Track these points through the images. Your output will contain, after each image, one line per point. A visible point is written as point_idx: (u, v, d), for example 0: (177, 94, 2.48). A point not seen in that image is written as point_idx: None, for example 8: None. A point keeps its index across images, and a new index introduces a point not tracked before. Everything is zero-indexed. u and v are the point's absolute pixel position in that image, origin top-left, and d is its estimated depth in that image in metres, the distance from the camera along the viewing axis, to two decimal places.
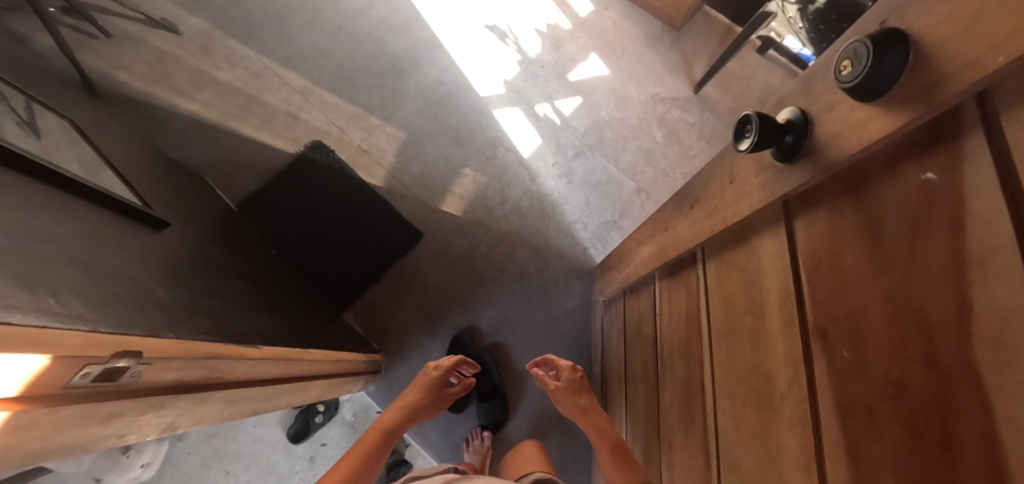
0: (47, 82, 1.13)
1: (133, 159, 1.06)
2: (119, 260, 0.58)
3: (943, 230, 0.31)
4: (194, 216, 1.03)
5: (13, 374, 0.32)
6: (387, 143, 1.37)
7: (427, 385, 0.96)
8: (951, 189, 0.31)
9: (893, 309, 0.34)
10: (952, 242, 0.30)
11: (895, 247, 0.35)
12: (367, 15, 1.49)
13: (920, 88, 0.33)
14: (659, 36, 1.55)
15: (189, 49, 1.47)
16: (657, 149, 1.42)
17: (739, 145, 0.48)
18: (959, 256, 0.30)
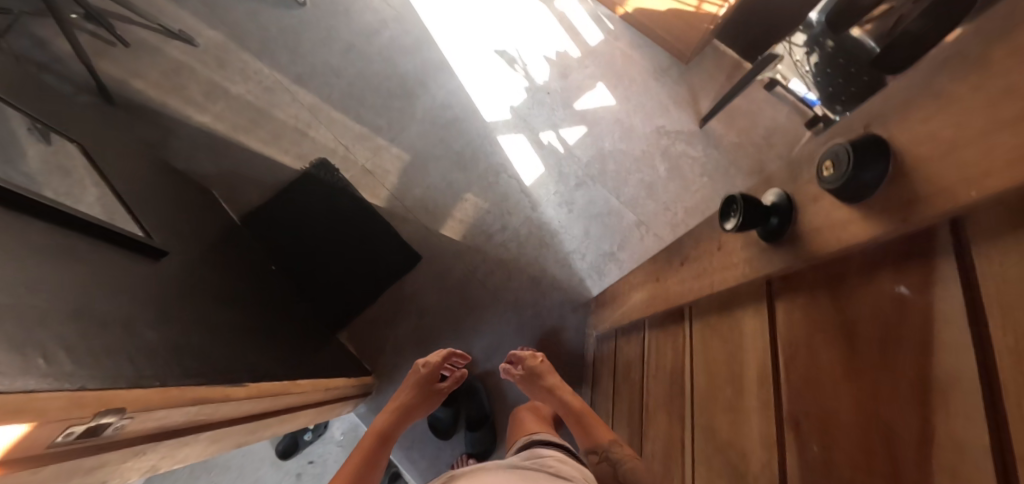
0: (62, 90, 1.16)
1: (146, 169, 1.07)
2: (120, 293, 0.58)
3: (910, 352, 0.31)
4: (202, 229, 1.03)
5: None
6: (392, 164, 1.39)
7: (415, 381, 0.96)
8: (920, 307, 0.31)
9: (862, 415, 0.34)
10: (920, 362, 0.30)
11: (868, 353, 0.35)
12: (380, 35, 1.52)
13: (896, 202, 0.33)
14: (667, 68, 1.56)
15: (204, 60, 1.50)
16: (658, 183, 1.43)
17: (726, 224, 0.48)
18: (925, 378, 0.30)
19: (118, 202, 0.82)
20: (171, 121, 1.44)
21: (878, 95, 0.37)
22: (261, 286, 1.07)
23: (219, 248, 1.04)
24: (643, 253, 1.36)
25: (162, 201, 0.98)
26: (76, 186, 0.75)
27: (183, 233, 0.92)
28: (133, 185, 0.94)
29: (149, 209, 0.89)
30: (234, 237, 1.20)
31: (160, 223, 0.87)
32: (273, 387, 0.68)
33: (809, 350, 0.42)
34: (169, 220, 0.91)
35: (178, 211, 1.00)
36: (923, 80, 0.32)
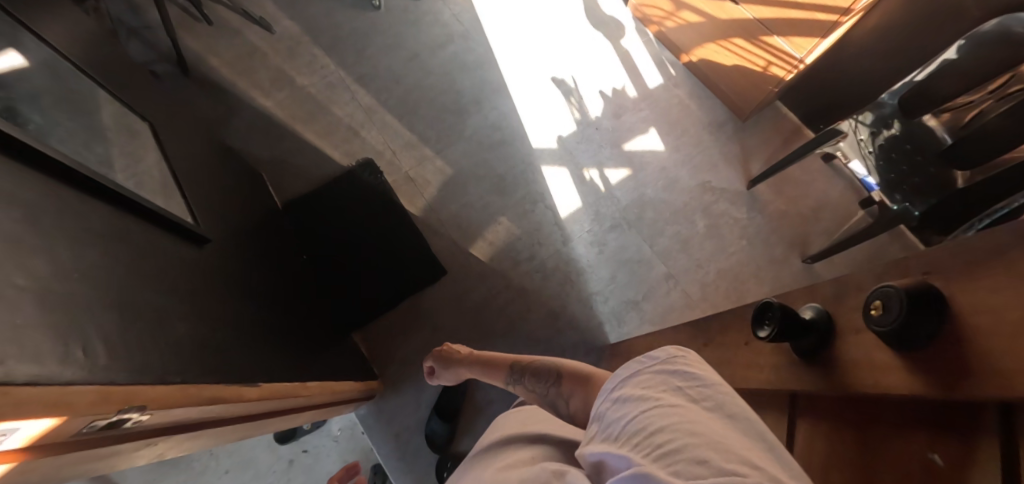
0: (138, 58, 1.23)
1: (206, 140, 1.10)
2: (166, 272, 0.60)
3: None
4: (246, 210, 1.06)
5: (20, 434, 0.31)
6: (433, 176, 1.42)
7: None
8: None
9: None
10: None
11: None
12: (444, 49, 1.58)
13: (952, 364, 0.31)
14: (723, 122, 1.56)
15: (277, 47, 1.59)
16: (695, 238, 1.41)
17: (759, 331, 0.47)
18: None
19: (178, 173, 0.83)
20: (237, 102, 1.50)
21: (946, 247, 0.35)
22: (287, 275, 1.09)
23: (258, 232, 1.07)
24: (667, 305, 1.34)
25: (215, 176, 1.00)
26: (140, 151, 0.77)
27: (228, 210, 0.94)
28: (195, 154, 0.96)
29: (204, 185, 0.90)
30: (274, 223, 1.24)
31: (210, 201, 0.88)
32: (286, 388, 0.71)
33: (828, 482, 0.39)
34: (218, 197, 0.93)
35: (230, 190, 1.03)
36: (994, 248, 0.31)
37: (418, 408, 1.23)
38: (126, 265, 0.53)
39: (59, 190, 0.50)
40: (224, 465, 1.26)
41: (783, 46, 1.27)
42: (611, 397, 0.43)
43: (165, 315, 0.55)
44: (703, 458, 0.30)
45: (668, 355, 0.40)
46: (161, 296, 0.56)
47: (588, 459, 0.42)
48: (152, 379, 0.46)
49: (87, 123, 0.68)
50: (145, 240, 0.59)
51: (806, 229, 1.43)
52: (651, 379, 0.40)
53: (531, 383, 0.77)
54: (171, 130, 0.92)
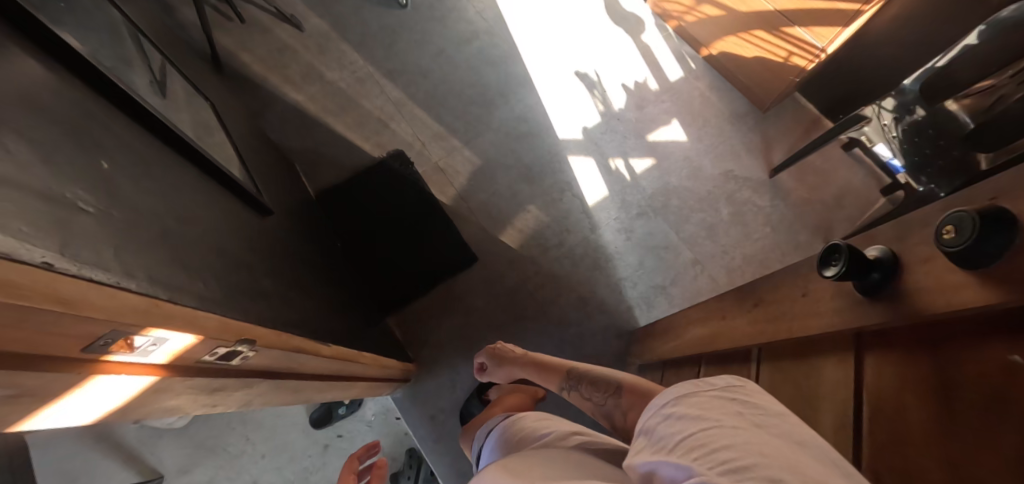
0: (178, 53, 1.28)
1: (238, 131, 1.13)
2: (243, 234, 0.62)
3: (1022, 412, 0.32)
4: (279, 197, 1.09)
5: (165, 347, 0.34)
6: (463, 166, 1.45)
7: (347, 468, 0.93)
8: None
9: (951, 472, 0.36)
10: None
11: (967, 414, 0.36)
12: (470, 44, 1.62)
13: (1018, 272, 0.34)
14: (744, 114, 1.59)
15: (307, 44, 1.63)
16: (720, 226, 1.43)
17: (825, 271, 0.49)
18: None
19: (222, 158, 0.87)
20: (270, 97, 1.55)
21: (1012, 172, 0.38)
22: (326, 260, 1.13)
23: (297, 220, 1.11)
24: (695, 291, 1.36)
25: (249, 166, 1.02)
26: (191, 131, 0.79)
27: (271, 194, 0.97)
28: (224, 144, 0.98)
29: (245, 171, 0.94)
30: (312, 213, 1.29)
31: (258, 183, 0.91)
32: (349, 352, 0.74)
33: (907, 404, 0.42)
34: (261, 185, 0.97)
35: (264, 180, 1.06)
36: None
37: (453, 390, 1.27)
38: (215, 220, 0.56)
39: (154, 150, 0.53)
40: (260, 448, 1.27)
41: (805, 36, 1.30)
42: (663, 412, 0.47)
43: (248, 269, 0.57)
44: (773, 477, 0.33)
45: (729, 385, 0.45)
46: (244, 252, 0.59)
47: (636, 470, 0.44)
48: (254, 320, 0.49)
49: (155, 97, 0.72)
50: (223, 202, 0.62)
51: (829, 216, 1.46)
52: (708, 400, 0.44)
53: (588, 391, 0.81)
54: (199, 123, 0.93)
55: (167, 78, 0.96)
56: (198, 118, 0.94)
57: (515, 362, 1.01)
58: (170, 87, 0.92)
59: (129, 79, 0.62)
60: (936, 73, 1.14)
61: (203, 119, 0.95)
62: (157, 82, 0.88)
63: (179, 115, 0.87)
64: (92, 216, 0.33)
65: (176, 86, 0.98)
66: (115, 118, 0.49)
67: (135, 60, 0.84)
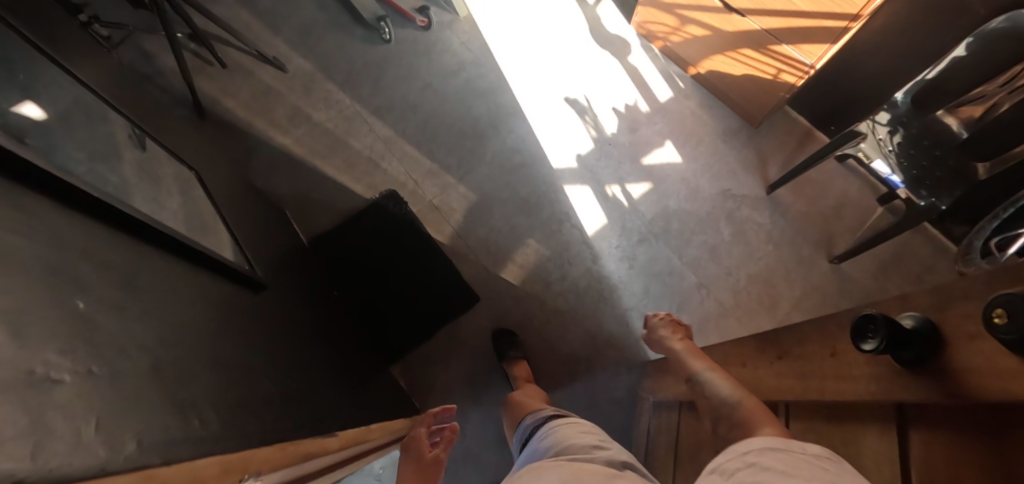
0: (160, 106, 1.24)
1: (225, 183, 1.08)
2: (235, 326, 0.58)
3: None
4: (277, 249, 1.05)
5: None
6: (458, 202, 1.42)
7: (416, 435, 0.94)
8: None
9: None
10: None
11: None
12: (457, 76, 1.61)
13: None
14: (736, 130, 1.59)
15: (291, 86, 1.61)
16: (722, 246, 1.41)
17: (861, 344, 0.46)
18: None
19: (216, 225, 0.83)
20: (255, 142, 1.51)
21: None
22: (325, 313, 1.09)
23: (295, 271, 1.07)
24: (702, 316, 1.34)
25: (245, 221, 0.99)
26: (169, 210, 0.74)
27: (265, 254, 0.94)
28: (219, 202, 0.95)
29: (243, 234, 0.90)
30: (307, 262, 1.25)
31: (252, 248, 0.88)
32: (357, 434, 0.69)
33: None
34: (258, 244, 0.94)
35: (261, 234, 1.03)
36: None
37: (463, 438, 1.23)
38: (209, 321, 0.52)
39: (144, 251, 0.49)
40: None
41: (794, 54, 1.32)
42: (748, 460, 0.45)
43: (240, 371, 0.53)
44: None
45: (819, 454, 0.43)
46: (235, 350, 0.55)
47: None
48: (250, 441, 0.45)
49: (122, 185, 0.66)
50: (217, 293, 0.59)
51: (828, 230, 1.46)
52: (800, 463, 0.42)
53: (710, 390, 0.71)
54: (189, 185, 0.90)
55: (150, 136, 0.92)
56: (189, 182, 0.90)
57: (666, 341, 0.94)
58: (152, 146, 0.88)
59: (93, 170, 0.57)
60: (926, 84, 1.14)
61: (193, 180, 0.92)
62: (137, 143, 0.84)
63: (164, 177, 0.83)
64: (70, 383, 0.29)
65: (157, 149, 0.94)
66: (99, 225, 0.45)
67: (112, 123, 0.80)
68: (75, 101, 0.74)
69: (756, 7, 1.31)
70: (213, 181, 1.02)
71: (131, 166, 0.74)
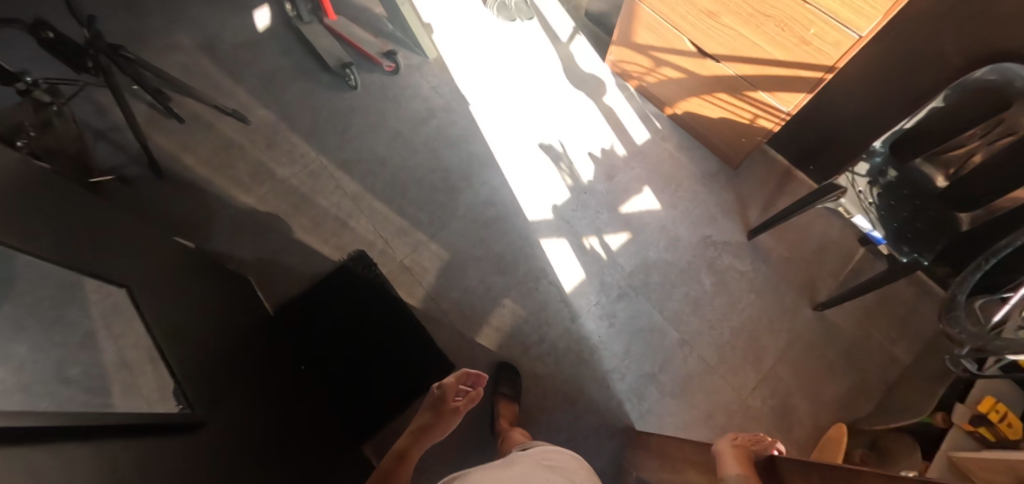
0: None
1: (176, 262, 1.00)
2: None
3: None
4: (228, 333, 0.99)
5: None
6: (430, 262, 1.36)
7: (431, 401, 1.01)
8: None
9: None
10: None
11: None
12: (427, 124, 1.55)
13: None
14: (716, 173, 1.55)
15: (254, 139, 1.54)
16: (704, 298, 1.37)
17: None
18: None
19: (162, 322, 0.77)
20: (215, 202, 1.44)
21: None
22: (286, 396, 1.02)
23: (249, 355, 1.01)
24: (686, 375, 1.30)
25: (196, 306, 0.93)
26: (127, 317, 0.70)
27: (211, 349, 0.87)
28: (171, 285, 0.89)
29: (190, 329, 0.84)
30: (271, 333, 1.18)
31: (195, 349, 0.81)
32: None
33: None
34: (204, 338, 0.87)
35: (212, 318, 0.96)
36: None
37: None
38: None
39: (67, 454, 0.43)
40: None
41: (769, 100, 1.30)
42: None
43: None
44: None
45: None
46: None
47: None
48: None
49: (75, 300, 0.63)
50: (141, 468, 0.52)
51: (811, 276, 1.42)
52: None
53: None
54: (151, 270, 0.86)
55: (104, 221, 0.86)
56: (149, 267, 0.87)
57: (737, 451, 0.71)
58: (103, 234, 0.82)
59: (27, 317, 0.53)
60: (903, 134, 1.13)
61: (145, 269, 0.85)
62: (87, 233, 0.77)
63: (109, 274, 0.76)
64: None
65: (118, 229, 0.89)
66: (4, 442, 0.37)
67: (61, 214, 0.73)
68: (49, 193, 0.73)
69: (731, 54, 1.30)
70: (167, 260, 0.97)
71: (103, 258, 0.72)
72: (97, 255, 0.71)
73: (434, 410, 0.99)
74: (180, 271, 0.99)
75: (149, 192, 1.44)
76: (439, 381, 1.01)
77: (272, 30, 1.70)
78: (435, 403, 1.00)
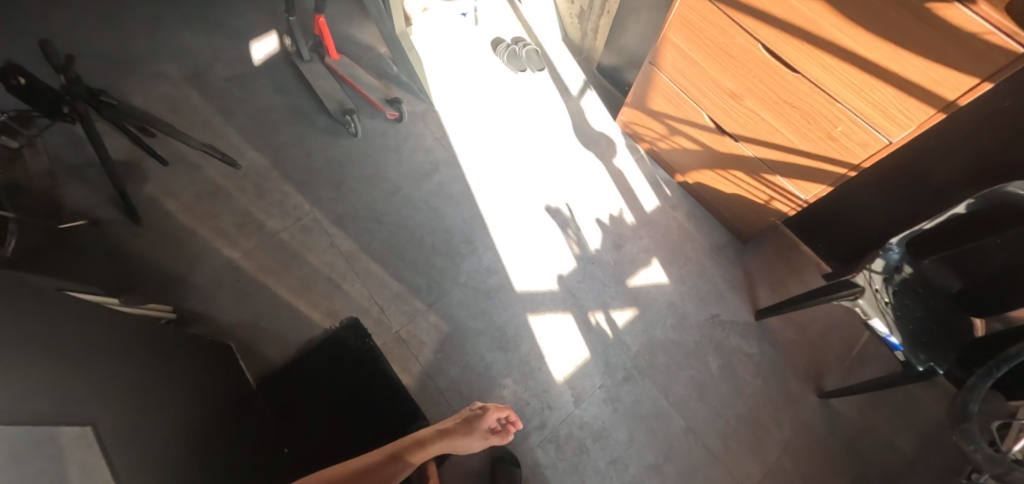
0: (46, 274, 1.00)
1: (150, 356, 0.87)
2: None
3: None
4: (189, 396, 0.90)
5: None
6: (428, 334, 1.29)
7: (466, 415, 1.07)
8: None
9: None
10: None
11: None
12: (429, 179, 1.47)
13: None
14: (725, 246, 1.51)
15: (242, 185, 1.43)
16: (710, 383, 1.33)
17: None
18: None
19: (130, 442, 0.66)
20: (198, 255, 1.33)
21: None
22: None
23: (210, 421, 0.92)
24: (690, 466, 1.24)
25: (155, 372, 0.85)
26: (92, 395, 0.65)
27: (170, 426, 0.79)
28: (129, 353, 0.81)
29: (148, 407, 0.76)
30: (239, 396, 1.09)
31: (153, 430, 0.73)
32: None
33: None
34: (164, 414, 0.79)
35: (172, 382, 0.88)
36: None
37: None
38: None
39: None
40: None
41: (787, 186, 1.27)
42: None
43: None
44: None
45: None
46: None
47: None
48: None
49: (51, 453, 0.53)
50: None
51: (818, 361, 1.39)
52: None
53: None
54: (119, 383, 0.73)
55: (74, 321, 0.73)
56: (109, 334, 0.80)
57: None
58: (73, 340, 0.70)
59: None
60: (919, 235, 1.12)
61: (117, 382, 0.72)
62: (56, 348, 0.65)
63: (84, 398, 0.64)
64: None
65: (90, 329, 0.76)
66: None
67: (27, 333, 0.61)
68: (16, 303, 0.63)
69: (749, 135, 1.28)
70: (131, 325, 0.89)
71: (51, 336, 0.65)
72: (46, 333, 0.65)
73: (466, 423, 1.03)
74: (156, 368, 0.87)
75: (125, 240, 1.32)
76: (485, 402, 1.08)
77: (268, 64, 1.59)
78: (471, 418, 1.05)
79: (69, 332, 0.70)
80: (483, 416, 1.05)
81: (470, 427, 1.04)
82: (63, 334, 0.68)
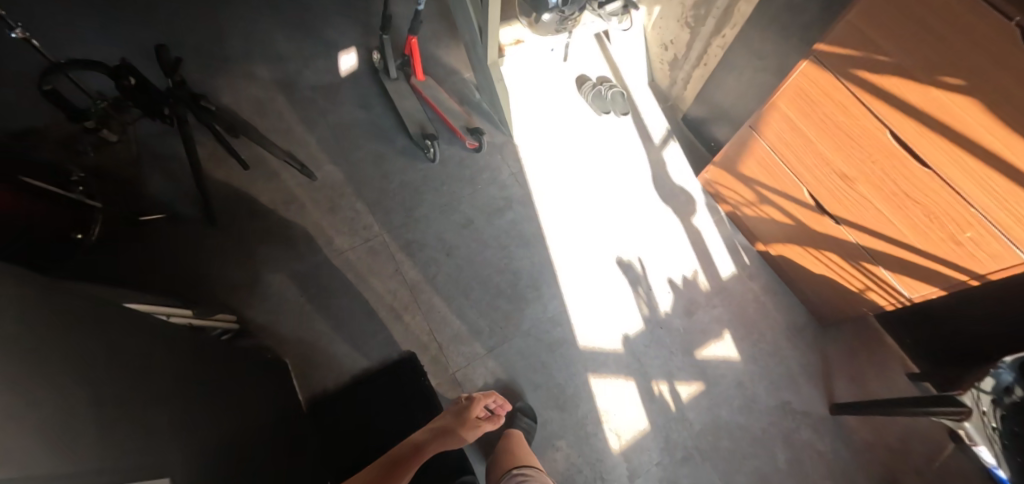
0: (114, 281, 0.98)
1: (220, 385, 0.85)
2: None
3: None
4: (242, 417, 0.85)
5: None
6: (484, 381, 1.24)
7: (454, 409, 1.05)
8: None
9: None
10: None
11: None
12: (502, 215, 1.43)
13: None
14: (803, 327, 1.41)
15: (316, 198, 1.42)
16: (775, 478, 1.23)
17: None
18: None
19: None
20: (265, 264, 1.33)
21: None
22: None
23: (259, 441, 0.86)
24: None
25: (224, 403, 0.82)
26: (156, 432, 0.60)
27: (244, 463, 0.76)
28: (201, 383, 0.79)
29: (222, 445, 0.73)
30: (288, 419, 1.03)
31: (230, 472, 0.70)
32: None
33: None
34: (237, 450, 0.76)
35: (215, 393, 0.81)
36: None
37: None
38: None
39: None
40: None
41: (892, 281, 1.17)
42: None
43: None
44: None
45: None
46: None
47: None
48: None
49: None
50: None
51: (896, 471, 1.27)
52: None
53: None
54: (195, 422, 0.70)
55: (153, 355, 0.70)
56: (164, 351, 0.75)
57: None
58: (153, 377, 0.67)
59: None
60: None
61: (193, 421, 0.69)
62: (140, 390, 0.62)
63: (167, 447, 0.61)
64: None
65: (167, 360, 0.74)
66: None
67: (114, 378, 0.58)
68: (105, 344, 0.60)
69: (855, 220, 1.17)
70: (202, 351, 0.87)
71: (113, 356, 0.60)
72: (107, 352, 0.60)
73: (455, 416, 1.02)
74: (227, 398, 0.84)
75: (197, 239, 1.32)
76: (469, 393, 1.08)
77: (356, 78, 1.59)
78: (459, 411, 1.04)
79: (150, 368, 0.67)
80: (470, 407, 1.04)
81: (462, 420, 1.02)
82: (145, 373, 0.65)
